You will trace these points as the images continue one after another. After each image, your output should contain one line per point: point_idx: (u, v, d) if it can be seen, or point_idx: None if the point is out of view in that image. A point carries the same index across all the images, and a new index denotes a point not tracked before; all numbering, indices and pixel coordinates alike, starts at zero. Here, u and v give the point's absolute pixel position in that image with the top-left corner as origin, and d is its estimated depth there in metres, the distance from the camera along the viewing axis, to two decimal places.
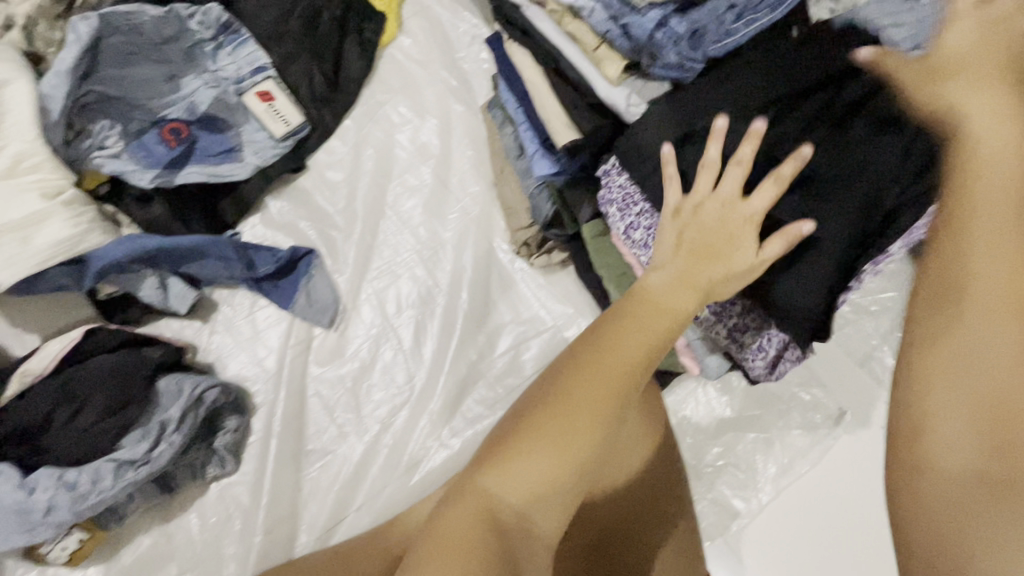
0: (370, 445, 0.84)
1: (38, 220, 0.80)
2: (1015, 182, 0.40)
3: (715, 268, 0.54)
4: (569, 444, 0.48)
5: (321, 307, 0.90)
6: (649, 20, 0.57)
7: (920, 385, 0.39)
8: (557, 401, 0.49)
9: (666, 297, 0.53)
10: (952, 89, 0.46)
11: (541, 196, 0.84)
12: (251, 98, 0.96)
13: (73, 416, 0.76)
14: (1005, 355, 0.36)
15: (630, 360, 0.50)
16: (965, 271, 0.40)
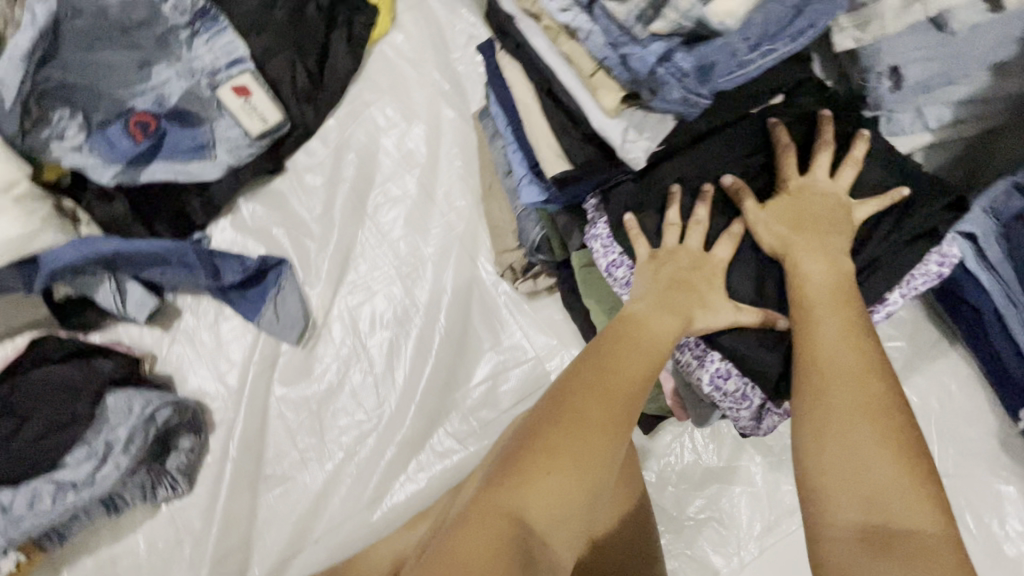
0: (331, 474, 0.79)
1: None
2: (832, 285, 0.53)
3: (704, 298, 0.56)
4: (584, 463, 0.49)
5: (288, 322, 0.84)
6: (651, 52, 0.51)
7: (809, 465, 0.47)
8: (571, 419, 0.50)
9: (661, 323, 0.55)
10: (766, 222, 0.57)
11: (530, 220, 0.79)
12: (225, 92, 0.89)
13: (11, 433, 0.71)
14: (845, 427, 0.46)
15: (635, 381, 0.52)
16: (804, 360, 0.51)
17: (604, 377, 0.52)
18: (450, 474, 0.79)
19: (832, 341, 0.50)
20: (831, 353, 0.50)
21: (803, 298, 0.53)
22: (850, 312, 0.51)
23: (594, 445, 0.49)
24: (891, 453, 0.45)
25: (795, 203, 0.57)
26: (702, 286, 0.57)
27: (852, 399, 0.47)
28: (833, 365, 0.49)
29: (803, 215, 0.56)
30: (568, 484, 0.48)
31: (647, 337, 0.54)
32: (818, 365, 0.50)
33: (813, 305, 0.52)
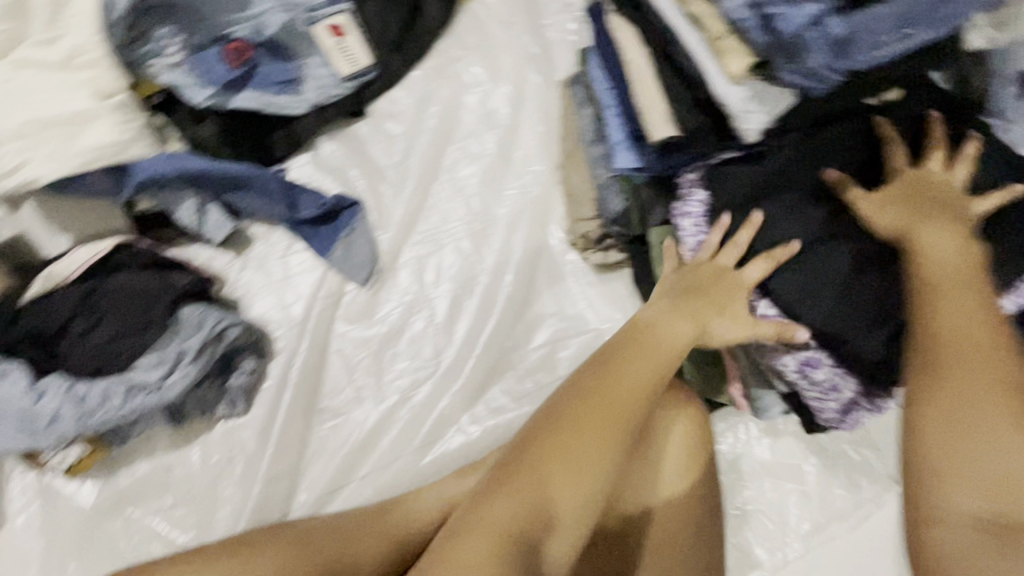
0: (385, 414, 0.80)
1: (82, 123, 0.76)
2: (963, 264, 0.52)
3: (727, 308, 0.57)
4: (601, 449, 0.50)
5: (358, 263, 0.85)
6: (800, 17, 0.56)
7: (928, 461, 0.48)
8: (583, 414, 0.51)
9: (679, 328, 0.56)
10: (882, 217, 0.55)
11: (612, 191, 0.80)
12: (322, 30, 0.90)
13: (90, 329, 0.73)
14: (978, 415, 0.47)
15: (651, 375, 0.54)
16: (931, 355, 0.50)
17: (621, 371, 0.54)
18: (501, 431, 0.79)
19: (966, 334, 0.49)
20: (965, 346, 0.49)
21: (934, 288, 0.51)
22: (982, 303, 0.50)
23: (607, 435, 0.50)
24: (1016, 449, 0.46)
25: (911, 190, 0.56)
26: (722, 295, 0.58)
27: (984, 398, 0.47)
28: (962, 360, 0.49)
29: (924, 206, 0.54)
30: (586, 470, 0.49)
31: (665, 333, 0.56)
32: (945, 361, 0.49)
33: (945, 289, 0.51)
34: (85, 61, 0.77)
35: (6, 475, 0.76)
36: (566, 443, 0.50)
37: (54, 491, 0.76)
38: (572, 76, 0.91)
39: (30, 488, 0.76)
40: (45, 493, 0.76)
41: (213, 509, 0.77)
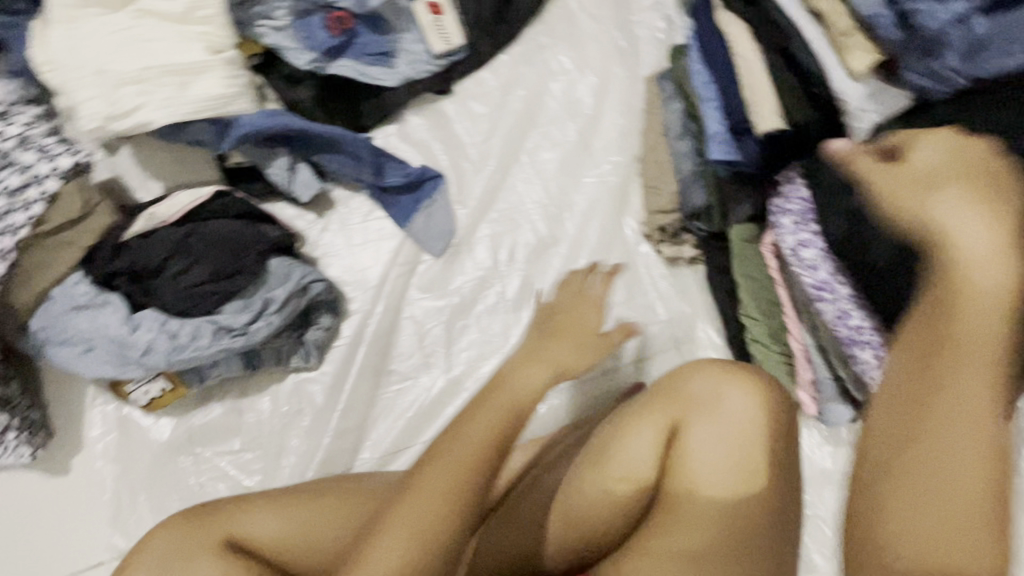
0: (451, 383, 0.82)
1: (194, 74, 0.78)
2: (1014, 284, 0.39)
3: (569, 339, 0.66)
4: (463, 475, 0.53)
5: (436, 234, 0.87)
6: (946, 11, 0.56)
7: (890, 446, 0.40)
8: (439, 450, 0.55)
9: (530, 373, 0.61)
10: (941, 203, 0.42)
11: (695, 186, 0.81)
12: (421, 6, 0.93)
13: (184, 270, 0.75)
14: (925, 471, 0.38)
15: (505, 404, 0.58)
16: (920, 336, 0.40)
17: (477, 407, 0.58)
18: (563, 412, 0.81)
19: (979, 318, 0.39)
20: (961, 336, 0.39)
21: (954, 277, 0.40)
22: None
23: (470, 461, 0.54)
24: (972, 433, 0.38)
25: (960, 169, 0.43)
26: (564, 341, 0.66)
27: (974, 388, 0.38)
28: (957, 344, 0.39)
29: (954, 182, 0.43)
30: (451, 496, 0.52)
31: (517, 370, 0.62)
32: (942, 344, 0.39)
33: (957, 309, 0.39)
34: (200, 15, 0.80)
35: (88, 403, 0.79)
36: (432, 477, 0.53)
37: (131, 423, 0.79)
38: (659, 72, 0.92)
39: (108, 418, 0.79)
40: (123, 424, 0.79)
41: (279, 457, 0.79)
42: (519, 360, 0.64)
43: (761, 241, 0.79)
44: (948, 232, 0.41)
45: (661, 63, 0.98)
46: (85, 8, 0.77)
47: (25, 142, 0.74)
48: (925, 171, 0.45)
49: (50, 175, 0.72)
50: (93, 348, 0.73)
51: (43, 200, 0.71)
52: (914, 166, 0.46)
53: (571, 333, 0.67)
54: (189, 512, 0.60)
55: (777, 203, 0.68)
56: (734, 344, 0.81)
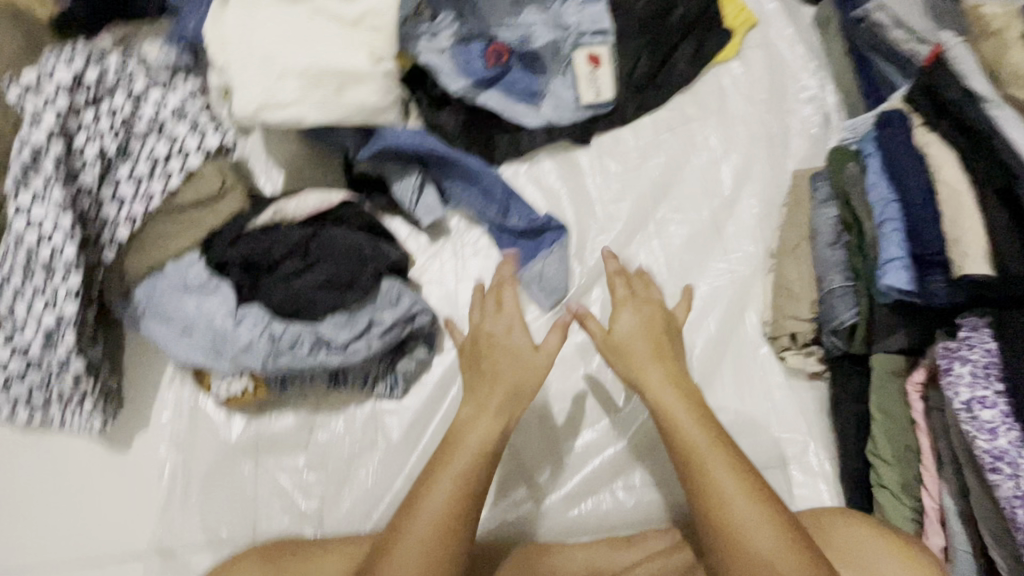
0: (536, 449, 0.76)
1: (353, 77, 0.77)
2: (645, 341, 0.66)
3: (501, 382, 0.62)
4: (438, 549, 0.51)
5: (550, 287, 0.82)
6: None
7: (719, 543, 0.52)
8: (407, 527, 0.52)
9: (479, 430, 0.59)
10: (642, 364, 0.64)
11: (843, 301, 0.74)
12: (580, 56, 0.91)
13: (297, 273, 0.71)
14: (746, 545, 0.51)
15: (460, 472, 0.55)
16: (677, 452, 0.58)
17: (437, 475, 0.55)
18: (649, 509, 0.74)
19: (683, 420, 0.59)
20: (694, 443, 0.57)
21: (659, 406, 0.61)
22: (685, 395, 0.61)
23: (444, 538, 0.52)
24: (765, 516, 0.52)
25: (643, 331, 0.67)
26: (486, 393, 0.62)
27: (727, 478, 0.54)
28: (704, 455, 0.56)
29: (637, 347, 0.66)
30: (430, 568, 0.51)
31: (471, 432, 0.58)
32: (688, 455, 0.57)
33: (670, 406, 0.61)
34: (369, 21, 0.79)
35: (165, 384, 0.76)
36: (406, 552, 0.51)
37: (203, 415, 0.75)
38: (813, 171, 0.87)
39: (180, 403, 0.75)
40: (194, 415, 0.75)
41: (342, 488, 0.74)
42: (464, 412, 0.61)
43: (910, 375, 0.70)
44: (639, 376, 0.64)
45: (809, 160, 0.93)
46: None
47: (179, 113, 0.72)
48: (624, 334, 0.67)
49: (194, 151, 0.71)
50: (191, 332, 0.70)
51: (182, 174, 0.70)
52: (615, 334, 0.67)
53: (505, 368, 0.63)
54: (262, 552, 0.60)
55: (949, 348, 0.62)
56: (854, 483, 0.73)
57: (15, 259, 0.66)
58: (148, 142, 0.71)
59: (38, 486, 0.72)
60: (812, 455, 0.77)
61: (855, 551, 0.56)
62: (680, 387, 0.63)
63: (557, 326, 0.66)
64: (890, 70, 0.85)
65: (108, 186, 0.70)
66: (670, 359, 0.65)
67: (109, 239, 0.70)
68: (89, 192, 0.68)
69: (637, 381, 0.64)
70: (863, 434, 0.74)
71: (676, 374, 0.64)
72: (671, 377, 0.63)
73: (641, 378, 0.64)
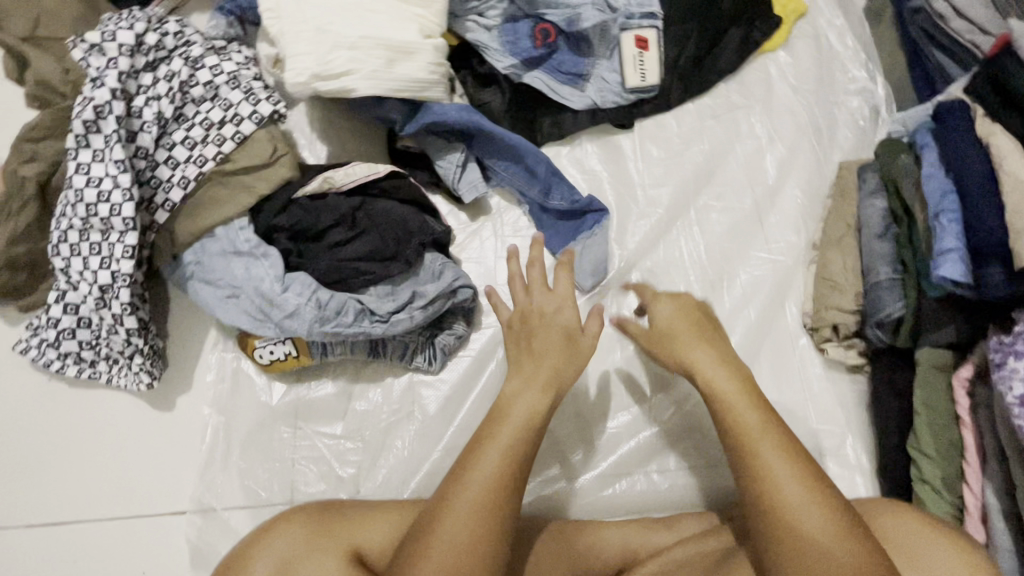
0: (570, 427, 0.77)
1: (403, 50, 0.77)
2: (694, 328, 0.67)
3: (547, 359, 0.63)
4: (488, 515, 0.52)
5: (589, 269, 0.82)
6: None
7: (769, 525, 0.52)
8: (457, 493, 0.53)
9: (526, 401, 0.59)
10: (692, 349, 0.65)
11: (890, 294, 0.73)
12: (629, 38, 0.90)
13: (345, 242, 0.73)
14: (795, 524, 0.51)
15: (511, 439, 0.56)
16: (727, 432, 0.58)
17: (486, 444, 0.56)
18: (683, 493, 0.75)
19: (736, 402, 0.59)
20: (746, 424, 0.57)
21: (711, 388, 0.62)
22: (736, 377, 0.62)
23: (493, 505, 0.52)
24: (817, 498, 0.52)
25: (688, 317, 0.68)
26: (531, 368, 0.62)
27: (778, 460, 0.54)
28: (755, 436, 0.56)
29: (682, 331, 0.67)
30: (480, 531, 0.51)
31: (518, 404, 0.59)
32: (739, 436, 0.57)
33: (721, 389, 0.61)
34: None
35: (209, 346, 0.77)
36: (457, 517, 0.51)
37: (244, 379, 0.76)
38: (861, 163, 0.85)
39: (223, 365, 0.76)
40: (236, 378, 0.76)
41: (379, 457, 0.74)
42: (512, 385, 0.61)
43: (956, 370, 0.69)
44: (688, 360, 0.64)
45: (856, 153, 0.91)
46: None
47: (233, 79, 0.73)
48: (668, 323, 0.68)
49: (248, 118, 0.72)
50: (239, 295, 0.71)
51: (235, 140, 0.71)
52: (657, 324, 0.68)
53: (546, 346, 0.64)
54: (309, 512, 0.60)
55: (1004, 342, 0.61)
56: (893, 477, 0.72)
57: (73, 216, 0.67)
58: (203, 107, 0.71)
59: (86, 440, 0.74)
60: (849, 448, 0.76)
61: (908, 548, 0.55)
62: (731, 369, 0.63)
63: (594, 312, 0.67)
64: (947, 62, 0.83)
65: (163, 148, 0.70)
66: (716, 342, 0.65)
67: (162, 201, 0.71)
68: (146, 154, 0.69)
69: (687, 367, 0.65)
70: (903, 428, 0.73)
71: (729, 357, 0.64)
72: (721, 359, 0.63)
73: (693, 362, 0.64)
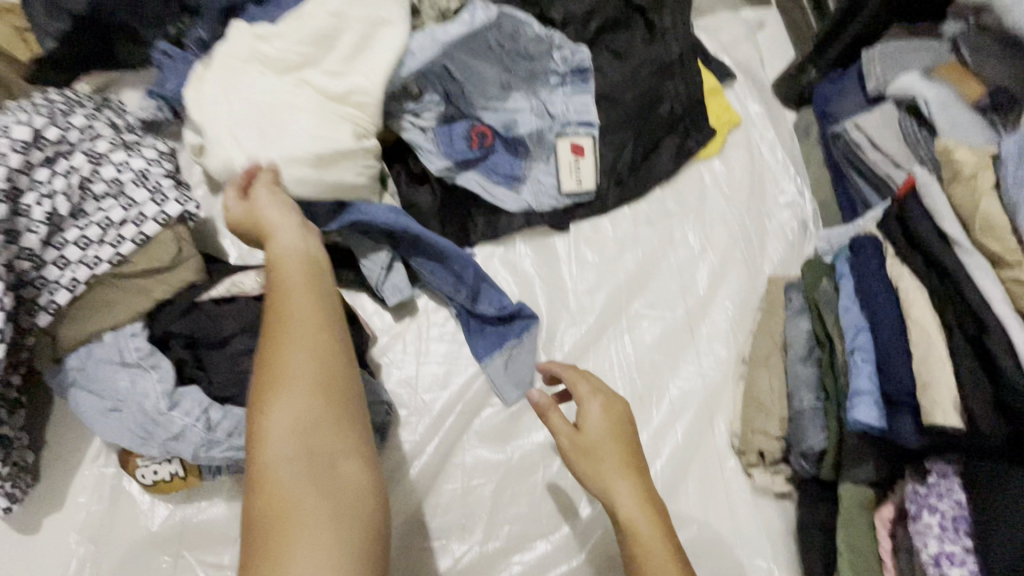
0: (483, 557, 0.72)
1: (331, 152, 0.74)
2: (621, 448, 0.62)
3: (277, 225, 0.64)
4: (323, 380, 0.53)
5: (514, 379, 0.79)
6: None
7: None
8: (274, 380, 0.52)
9: (292, 295, 0.57)
10: (616, 481, 0.60)
11: (813, 424, 0.72)
12: (565, 144, 0.91)
13: (248, 353, 0.67)
14: None
15: (303, 293, 0.58)
16: None
17: (285, 331, 0.55)
18: None
19: (654, 556, 0.55)
20: None
21: (634, 531, 0.57)
22: (661, 521, 0.58)
23: (327, 360, 0.54)
24: None
25: (615, 430, 0.63)
26: (291, 265, 0.60)
27: None
28: None
29: (608, 454, 0.61)
30: (317, 374, 0.53)
31: (293, 292, 0.58)
32: None
33: (640, 531, 0.57)
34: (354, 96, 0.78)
35: (88, 458, 0.70)
36: (291, 391, 0.52)
37: (123, 500, 0.69)
38: (789, 279, 0.86)
39: (101, 483, 0.69)
40: (115, 499, 0.69)
41: None
42: (274, 284, 0.59)
43: (878, 509, 0.68)
44: (610, 491, 0.60)
45: (785, 266, 0.92)
46: (250, 66, 0.77)
47: (141, 177, 0.70)
48: (598, 438, 0.62)
49: (152, 218, 0.68)
50: (121, 410, 0.64)
51: (135, 241, 0.67)
52: (584, 435, 0.63)
53: (280, 236, 0.63)
54: None
55: (919, 493, 0.60)
56: None
57: None
58: (104, 205, 0.68)
59: None
60: None
61: None
62: (656, 511, 0.59)
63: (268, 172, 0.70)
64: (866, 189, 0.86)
65: (53, 247, 0.66)
66: (642, 473, 0.61)
67: (46, 302, 0.65)
68: (31, 254, 0.64)
69: (608, 496, 0.60)
70: (829, 567, 0.70)
71: (653, 497, 0.60)
72: (644, 494, 0.60)
73: (617, 495, 0.59)
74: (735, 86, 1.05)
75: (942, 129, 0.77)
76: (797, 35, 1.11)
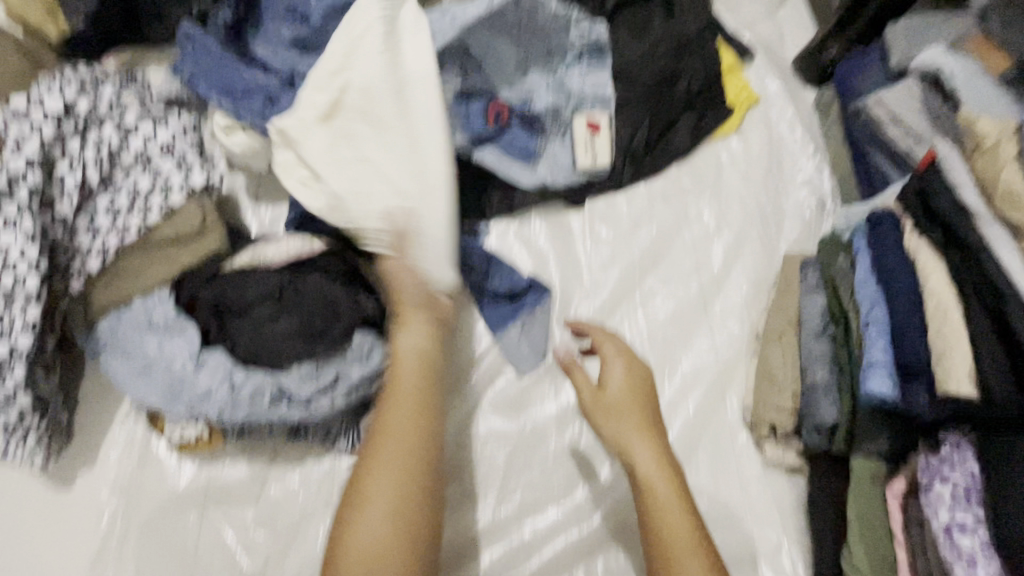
0: (496, 522, 0.73)
1: (423, 200, 0.68)
2: (640, 405, 0.64)
3: (404, 318, 0.68)
4: (402, 496, 0.60)
5: (529, 351, 0.81)
6: None
7: None
8: (363, 493, 0.60)
9: (403, 406, 0.64)
10: (633, 436, 0.61)
11: (826, 398, 0.72)
12: (581, 121, 0.91)
13: (270, 319, 0.68)
14: None
15: (404, 410, 0.63)
16: (649, 538, 0.57)
17: (380, 450, 0.61)
18: None
19: (667, 508, 0.57)
20: (671, 536, 0.56)
21: (648, 484, 0.59)
22: (674, 478, 0.59)
23: (417, 479, 0.61)
24: None
25: (636, 389, 0.65)
26: (407, 373, 0.65)
27: None
28: (679, 552, 0.55)
29: (627, 411, 0.63)
30: (400, 496, 0.60)
31: (395, 409, 0.63)
32: (663, 546, 0.56)
33: (655, 484, 0.59)
34: (423, 111, 0.70)
35: (118, 419, 0.73)
36: (372, 509, 0.59)
37: (152, 459, 0.72)
38: (805, 256, 0.85)
39: (131, 442, 0.72)
40: (144, 458, 0.72)
41: (288, 550, 0.69)
42: (388, 387, 0.65)
43: (890, 483, 0.68)
44: (625, 448, 0.61)
45: (802, 243, 0.92)
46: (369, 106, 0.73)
47: (167, 148, 0.72)
48: (618, 396, 0.64)
49: (178, 188, 0.70)
50: (149, 372, 0.67)
51: (162, 210, 0.70)
52: (606, 393, 0.64)
53: (409, 331, 0.67)
54: None
55: (930, 464, 0.61)
56: None
57: None
58: (133, 175, 0.71)
59: None
60: (785, 555, 0.73)
61: None
62: (670, 468, 0.60)
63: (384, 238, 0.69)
64: (886, 165, 0.85)
65: (85, 215, 0.69)
66: (659, 432, 0.63)
67: (78, 268, 0.68)
68: (64, 221, 0.67)
69: (625, 451, 0.61)
70: (839, 538, 0.70)
71: (667, 456, 0.61)
72: (659, 450, 0.61)
73: (634, 449, 0.61)
74: (754, 64, 1.04)
75: (965, 102, 0.76)
76: (818, 11, 1.09)
